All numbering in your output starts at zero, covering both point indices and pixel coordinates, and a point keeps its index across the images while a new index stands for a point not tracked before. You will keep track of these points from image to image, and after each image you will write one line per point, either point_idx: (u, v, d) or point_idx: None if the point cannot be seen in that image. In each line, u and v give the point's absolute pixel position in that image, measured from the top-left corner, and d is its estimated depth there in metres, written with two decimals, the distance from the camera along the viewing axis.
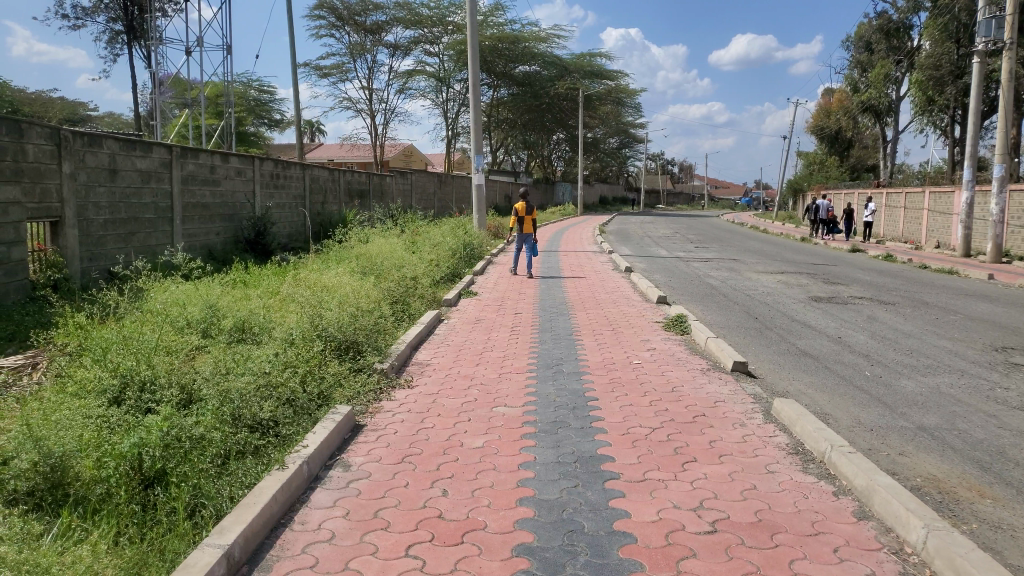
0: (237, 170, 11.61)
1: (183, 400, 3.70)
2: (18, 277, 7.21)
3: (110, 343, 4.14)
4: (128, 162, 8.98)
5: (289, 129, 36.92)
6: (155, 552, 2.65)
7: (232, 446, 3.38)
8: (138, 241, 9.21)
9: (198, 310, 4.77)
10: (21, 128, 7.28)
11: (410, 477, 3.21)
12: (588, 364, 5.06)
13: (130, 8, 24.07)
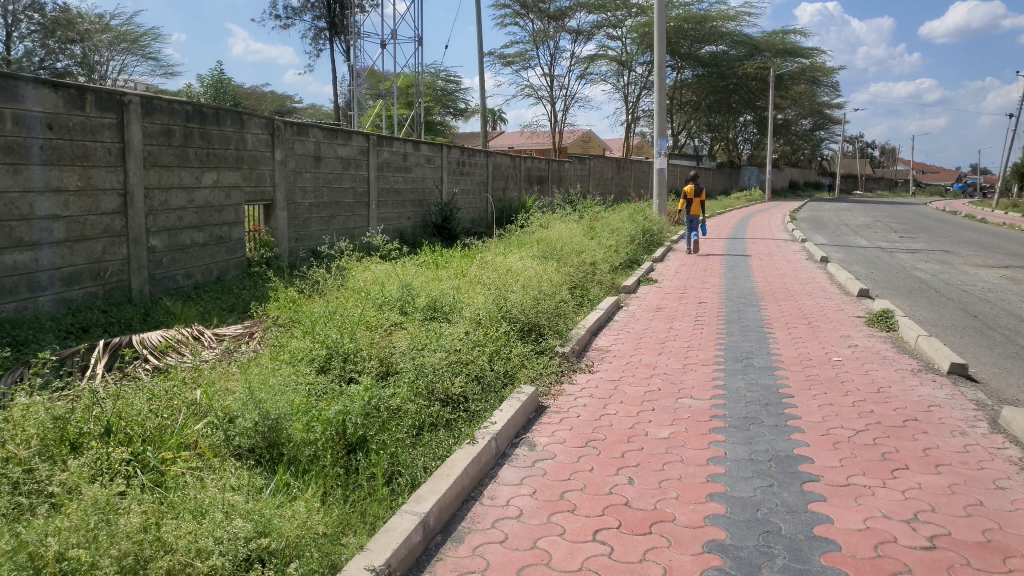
0: (427, 157, 12.16)
1: (381, 372, 3.92)
2: (237, 255, 8.14)
3: (317, 317, 4.48)
4: (331, 150, 9.66)
5: (472, 117, 38.16)
6: (358, 513, 2.83)
7: (425, 418, 3.55)
8: (338, 224, 9.91)
9: (395, 288, 5.03)
10: (242, 120, 8.03)
11: (595, 462, 3.20)
12: (781, 359, 4.80)
13: (334, 6, 25.86)
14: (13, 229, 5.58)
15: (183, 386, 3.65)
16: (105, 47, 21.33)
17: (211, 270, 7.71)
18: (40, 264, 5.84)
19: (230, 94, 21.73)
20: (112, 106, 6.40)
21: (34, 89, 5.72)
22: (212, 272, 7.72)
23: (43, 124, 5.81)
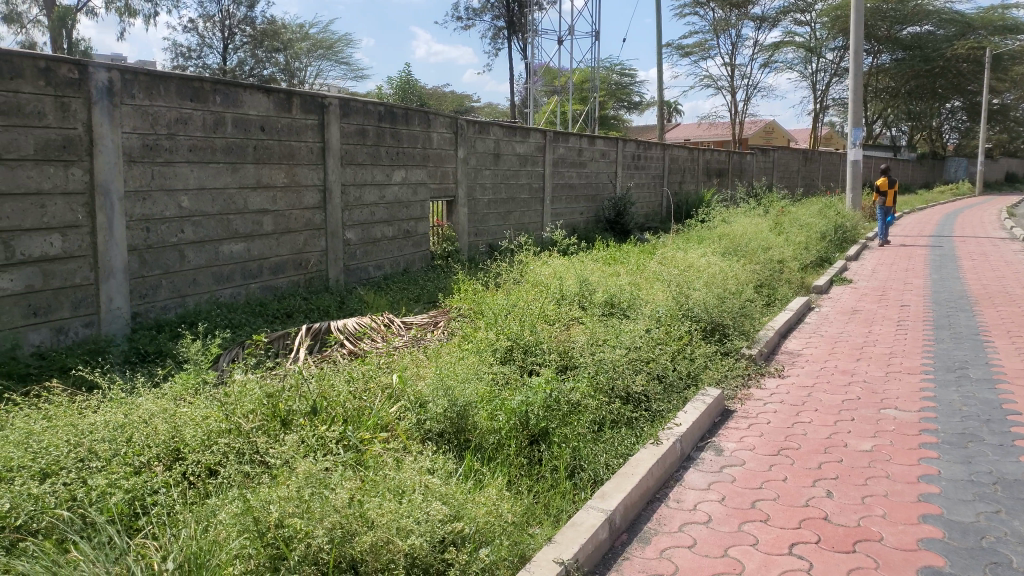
0: (602, 152, 12.14)
1: (562, 365, 3.95)
2: (421, 249, 8.53)
3: (500, 309, 4.59)
4: (510, 147, 9.88)
5: (647, 111, 37.63)
6: (541, 505, 2.86)
7: (607, 415, 3.53)
8: (515, 219, 10.12)
9: (575, 283, 5.04)
10: (428, 119, 8.39)
11: (788, 472, 3.02)
12: (1003, 371, 4.31)
13: (512, 5, 26.43)
14: (230, 222, 6.21)
15: (379, 370, 3.86)
16: (305, 55, 23.12)
17: (398, 262, 8.13)
18: (252, 254, 6.45)
19: (416, 94, 22.84)
20: (315, 108, 6.90)
21: (250, 94, 6.30)
22: (399, 264, 8.15)
23: (256, 126, 6.38)
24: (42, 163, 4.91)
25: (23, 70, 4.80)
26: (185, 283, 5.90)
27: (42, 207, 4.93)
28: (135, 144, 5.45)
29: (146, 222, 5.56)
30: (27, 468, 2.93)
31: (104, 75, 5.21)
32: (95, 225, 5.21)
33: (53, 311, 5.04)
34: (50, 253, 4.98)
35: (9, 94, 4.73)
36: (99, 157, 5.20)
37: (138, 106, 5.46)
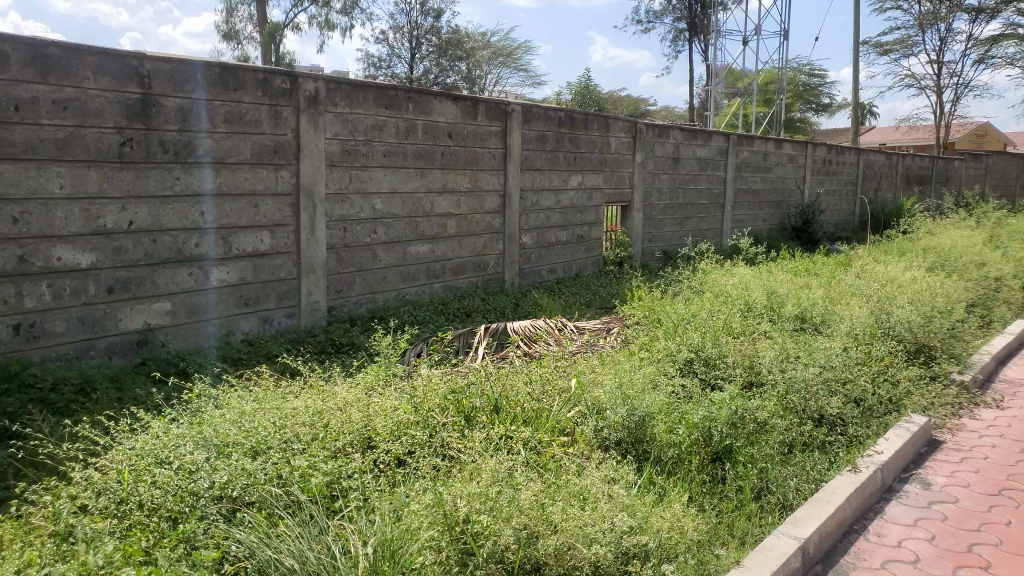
0: (789, 156, 11.56)
1: (748, 381, 3.78)
2: (595, 254, 8.55)
3: (680, 319, 4.48)
4: (690, 151, 9.65)
5: (837, 113, 35.37)
6: (725, 525, 2.76)
7: (797, 437, 3.34)
8: (692, 225, 9.88)
9: (762, 295, 4.82)
10: (608, 123, 8.37)
11: (1011, 514, 2.83)
12: None
13: (694, 7, 25.78)
14: (417, 224, 6.53)
15: (559, 373, 3.89)
16: (486, 63, 23.82)
17: (571, 266, 8.19)
18: (436, 255, 6.74)
19: (593, 99, 22.86)
20: (499, 114, 7.09)
21: (439, 102, 6.58)
22: (572, 268, 8.21)
23: (444, 133, 6.66)
24: (257, 167, 5.42)
25: (245, 82, 5.30)
26: (376, 280, 6.28)
27: (256, 206, 5.43)
28: (337, 149, 5.86)
29: (343, 223, 5.97)
30: (241, 445, 3.22)
31: (312, 86, 5.64)
32: (299, 224, 5.67)
33: (261, 302, 5.56)
34: (260, 249, 5.50)
35: (233, 104, 5.24)
36: (305, 161, 5.65)
37: (340, 114, 5.86)
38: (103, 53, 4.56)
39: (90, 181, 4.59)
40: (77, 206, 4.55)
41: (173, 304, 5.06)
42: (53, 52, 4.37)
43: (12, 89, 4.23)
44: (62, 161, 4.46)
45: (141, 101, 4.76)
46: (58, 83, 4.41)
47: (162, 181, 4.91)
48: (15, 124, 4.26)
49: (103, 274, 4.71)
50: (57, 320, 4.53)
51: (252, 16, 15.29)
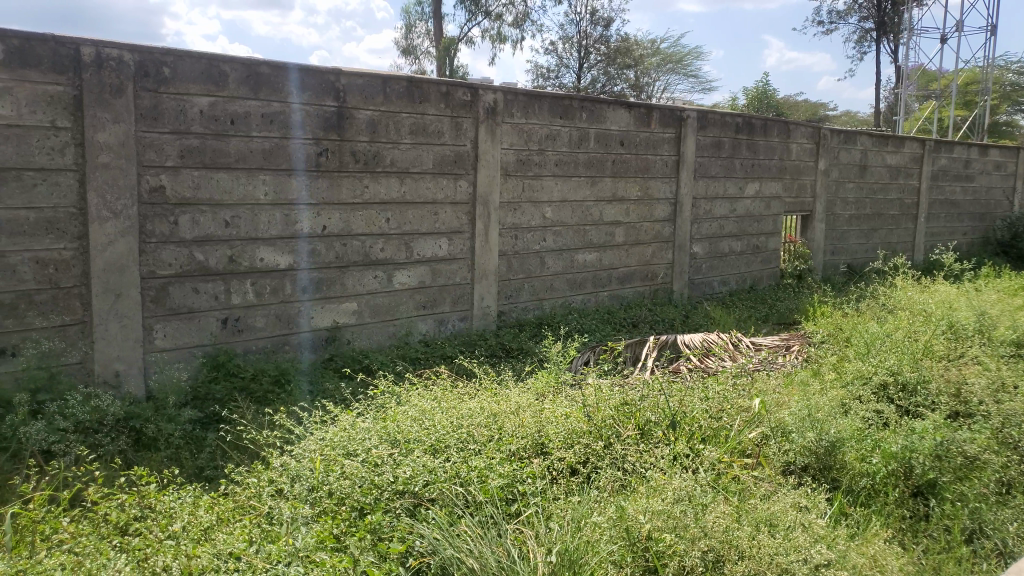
0: (995, 164, 10.53)
1: (953, 411, 3.49)
2: (771, 266, 8.16)
3: (874, 340, 4.25)
4: (880, 158, 9.01)
5: None
6: (929, 568, 2.58)
7: (1015, 476, 3.02)
8: (879, 237, 9.22)
9: (970, 316, 4.40)
10: (789, 129, 7.99)
11: None
12: None
13: None
14: (587, 232, 6.54)
15: (737, 391, 3.73)
16: (655, 70, 23.48)
17: (745, 278, 7.88)
18: (604, 263, 6.71)
19: (770, 105, 21.92)
20: (673, 122, 6.96)
21: (613, 110, 6.56)
22: (746, 280, 7.89)
23: (617, 141, 6.63)
24: (438, 176, 5.64)
25: (430, 94, 5.53)
26: (544, 287, 6.34)
27: (435, 214, 5.67)
28: (512, 159, 5.99)
29: (515, 231, 6.10)
30: (421, 442, 3.35)
31: (491, 97, 5.80)
32: (474, 232, 5.85)
33: (437, 305, 5.78)
34: (438, 254, 5.72)
35: (418, 116, 5.49)
36: (482, 171, 5.82)
37: (517, 124, 5.98)
38: (306, 70, 4.93)
39: (290, 189, 4.98)
40: (278, 212, 4.94)
41: (358, 304, 5.37)
42: (264, 71, 4.78)
43: (229, 105, 4.67)
44: (268, 170, 4.87)
45: (336, 114, 5.11)
46: (267, 98, 4.81)
47: (352, 189, 5.24)
48: (231, 137, 4.70)
49: (299, 274, 5.08)
50: (258, 316, 4.94)
51: (430, 31, 15.99)
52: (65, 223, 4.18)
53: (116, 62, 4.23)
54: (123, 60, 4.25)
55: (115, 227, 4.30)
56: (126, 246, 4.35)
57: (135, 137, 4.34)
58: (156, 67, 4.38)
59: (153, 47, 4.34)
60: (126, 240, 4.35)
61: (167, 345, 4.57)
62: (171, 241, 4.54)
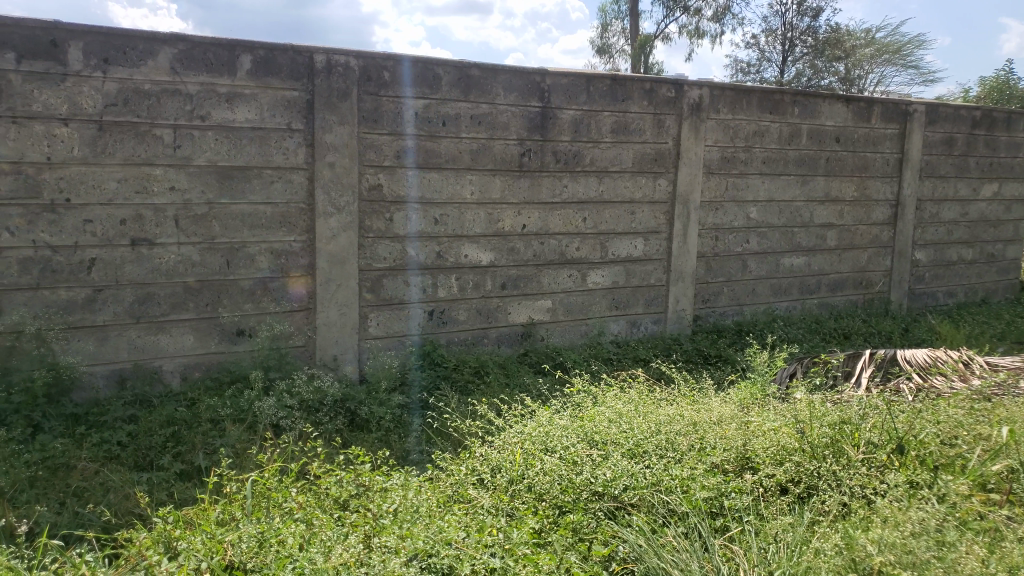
0: None
1: None
2: (1007, 277, 7.30)
3: None
4: None
5: None
6: None
7: None
8: None
9: None
10: None
11: None
12: None
13: None
14: (794, 235, 6.18)
15: (976, 417, 3.35)
16: (869, 61, 21.74)
17: (975, 289, 7.10)
18: (811, 268, 6.31)
19: (1009, 95, 19.58)
20: (898, 117, 6.43)
21: (829, 104, 6.14)
22: (976, 292, 7.11)
23: (832, 137, 6.20)
24: (638, 175, 5.57)
25: (634, 92, 5.47)
26: (745, 292, 6.07)
27: (633, 213, 5.60)
28: (716, 157, 5.79)
29: (716, 231, 5.89)
30: (620, 445, 3.31)
31: (696, 93, 5.64)
32: (672, 232, 5.72)
33: (631, 307, 5.72)
34: (634, 254, 5.65)
35: (620, 114, 5.45)
36: (683, 169, 5.68)
37: (722, 120, 5.77)
38: (514, 71, 5.05)
39: (494, 188, 5.13)
40: (482, 210, 5.11)
41: (553, 302, 5.43)
42: (474, 73, 4.95)
43: (441, 107, 4.88)
44: (474, 169, 5.04)
45: (540, 114, 5.19)
46: (476, 100, 4.98)
47: (552, 188, 5.31)
48: (442, 138, 4.92)
49: (499, 271, 5.22)
50: (460, 309, 5.13)
51: (626, 28, 15.82)
52: (295, 217, 4.58)
53: (343, 68, 4.56)
54: (349, 66, 4.57)
55: (338, 222, 4.65)
56: (347, 240, 4.69)
57: (358, 138, 4.66)
58: (378, 72, 4.67)
59: (376, 53, 4.63)
60: (347, 234, 4.68)
61: (379, 333, 4.88)
62: (385, 236, 4.83)
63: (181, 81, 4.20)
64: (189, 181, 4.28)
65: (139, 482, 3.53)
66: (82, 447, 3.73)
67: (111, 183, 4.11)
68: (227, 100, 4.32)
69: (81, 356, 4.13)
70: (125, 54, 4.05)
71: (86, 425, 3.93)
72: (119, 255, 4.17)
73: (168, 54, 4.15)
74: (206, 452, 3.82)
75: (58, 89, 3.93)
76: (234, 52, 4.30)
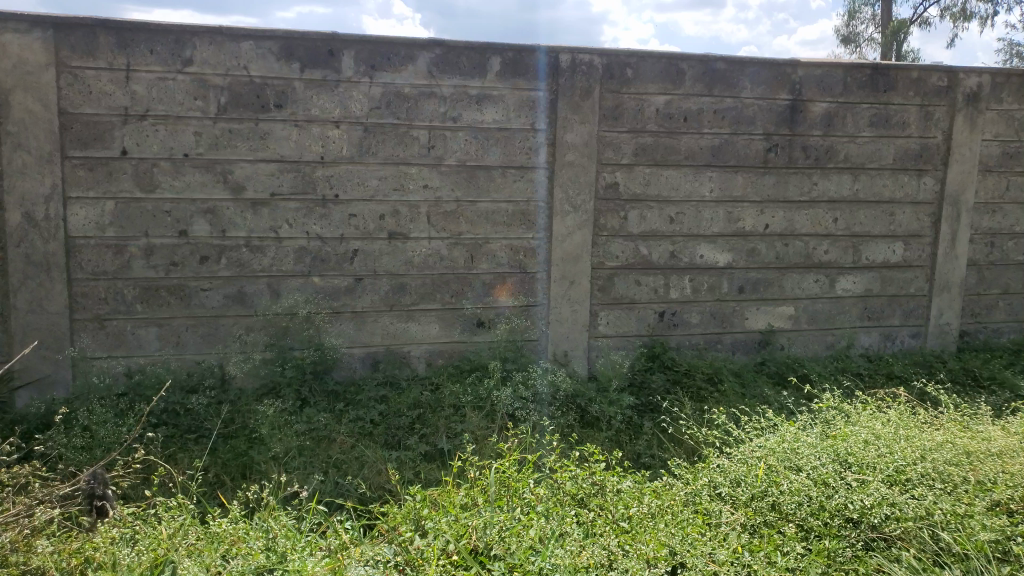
0: None
1: None
2: None
3: None
4: None
5: None
6: None
7: None
8: None
9: None
10: None
11: None
12: None
13: None
14: None
15: None
16: None
17: None
18: None
19: None
20: None
21: None
22: None
23: None
24: (899, 173, 5.06)
25: (898, 82, 4.98)
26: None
27: (892, 215, 5.10)
28: (995, 153, 5.19)
29: (991, 237, 5.29)
30: (880, 470, 3.00)
31: (974, 81, 5.05)
32: (939, 237, 5.16)
33: (884, 318, 5.21)
34: (891, 260, 5.15)
35: (882, 106, 4.98)
36: (954, 166, 5.10)
37: (1005, 111, 5.17)
38: (764, 63, 4.76)
39: (736, 185, 4.88)
40: (722, 209, 4.89)
41: (796, 309, 5.07)
42: (721, 67, 4.74)
43: (684, 103, 4.74)
44: (715, 167, 4.84)
45: (790, 107, 4.87)
46: (721, 94, 4.78)
47: (800, 186, 4.95)
48: (683, 134, 4.77)
49: (737, 273, 4.97)
50: (694, 312, 4.95)
51: (875, 15, 14.48)
52: (534, 215, 4.66)
53: (587, 66, 4.56)
54: (593, 64, 4.56)
55: (575, 220, 4.68)
56: (582, 238, 4.70)
57: (598, 136, 4.65)
58: (621, 69, 4.62)
59: (620, 50, 4.58)
60: (583, 232, 4.70)
61: (610, 332, 4.84)
62: (620, 234, 4.78)
63: (437, 84, 4.43)
64: (440, 179, 4.51)
65: (389, 459, 3.76)
66: (341, 422, 4.06)
67: (373, 181, 4.43)
68: (477, 101, 4.49)
69: (343, 338, 4.51)
70: (389, 61, 4.35)
71: (344, 401, 4.28)
72: (377, 248, 4.49)
73: (426, 59, 4.39)
74: (449, 436, 4.01)
75: (332, 94, 4.31)
76: (484, 54, 4.46)
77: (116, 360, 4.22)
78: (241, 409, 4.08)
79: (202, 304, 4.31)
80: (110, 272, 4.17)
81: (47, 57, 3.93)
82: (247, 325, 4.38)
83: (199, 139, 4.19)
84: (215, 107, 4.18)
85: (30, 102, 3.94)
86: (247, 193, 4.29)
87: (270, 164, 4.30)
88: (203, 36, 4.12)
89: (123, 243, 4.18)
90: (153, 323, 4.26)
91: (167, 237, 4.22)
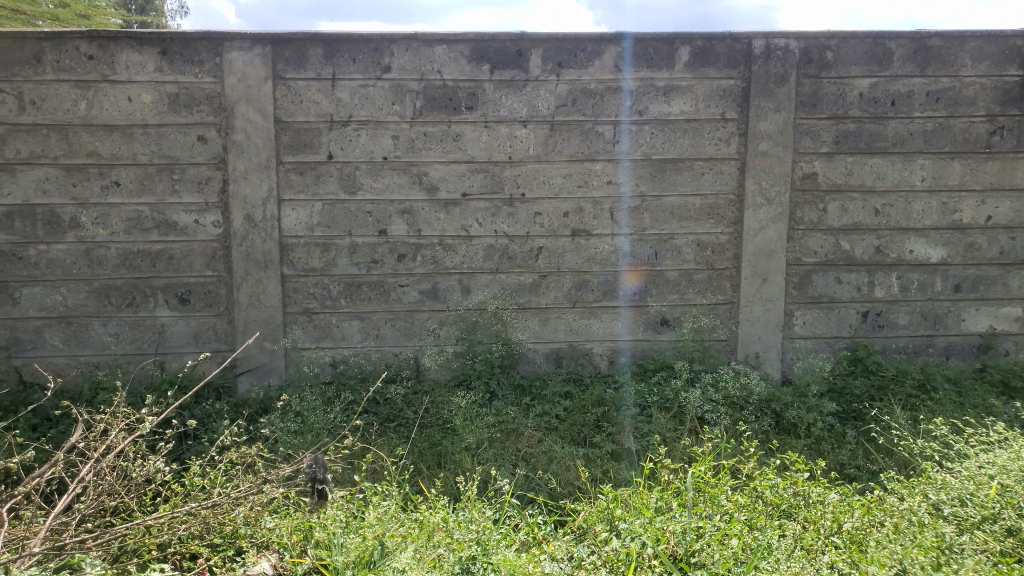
0: None
1: None
2: None
3: None
4: None
5: None
6: None
7: None
8: None
9: None
10: None
11: None
12: None
13: None
14: None
15: None
16: None
17: None
18: None
19: None
20: None
21: None
22: None
23: None
24: None
25: None
26: None
27: None
28: None
29: None
30: None
31: None
32: None
33: None
34: None
35: None
36: None
37: None
38: (989, 36, 4.31)
39: (952, 173, 4.43)
40: (936, 199, 4.45)
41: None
42: (936, 43, 4.32)
43: (892, 85, 4.36)
44: (928, 153, 4.41)
45: (1019, 84, 4.38)
46: (936, 73, 4.36)
47: None
48: (890, 119, 4.38)
49: (953, 270, 4.52)
50: (903, 312, 4.55)
51: None
52: (724, 209, 4.48)
53: (783, 52, 4.32)
54: (790, 48, 4.31)
55: (768, 214, 4.45)
56: (775, 232, 4.46)
57: (795, 124, 4.38)
58: (821, 52, 4.33)
59: (820, 32, 4.28)
60: (777, 226, 4.45)
61: (806, 333, 4.56)
62: (818, 228, 4.48)
63: (623, 78, 4.36)
64: (625, 175, 4.45)
65: (578, 456, 3.75)
66: (528, 416, 4.12)
67: (558, 178, 4.44)
68: (664, 93, 4.38)
69: (529, 333, 4.57)
70: (576, 57, 4.34)
71: (531, 396, 4.34)
72: (563, 245, 4.51)
73: (613, 53, 4.34)
74: (636, 436, 3.95)
75: (520, 94, 4.37)
76: (673, 45, 4.33)
77: (323, 351, 4.52)
78: (435, 400, 4.24)
79: (399, 299, 4.52)
80: (317, 268, 4.47)
81: (266, 71, 4.27)
82: (440, 320, 4.55)
83: (396, 142, 4.39)
84: (411, 111, 4.37)
85: (252, 114, 4.30)
86: (441, 193, 4.45)
87: (461, 165, 4.43)
88: (401, 43, 4.30)
89: (329, 241, 4.46)
90: (355, 317, 4.52)
91: (367, 236, 4.46)
